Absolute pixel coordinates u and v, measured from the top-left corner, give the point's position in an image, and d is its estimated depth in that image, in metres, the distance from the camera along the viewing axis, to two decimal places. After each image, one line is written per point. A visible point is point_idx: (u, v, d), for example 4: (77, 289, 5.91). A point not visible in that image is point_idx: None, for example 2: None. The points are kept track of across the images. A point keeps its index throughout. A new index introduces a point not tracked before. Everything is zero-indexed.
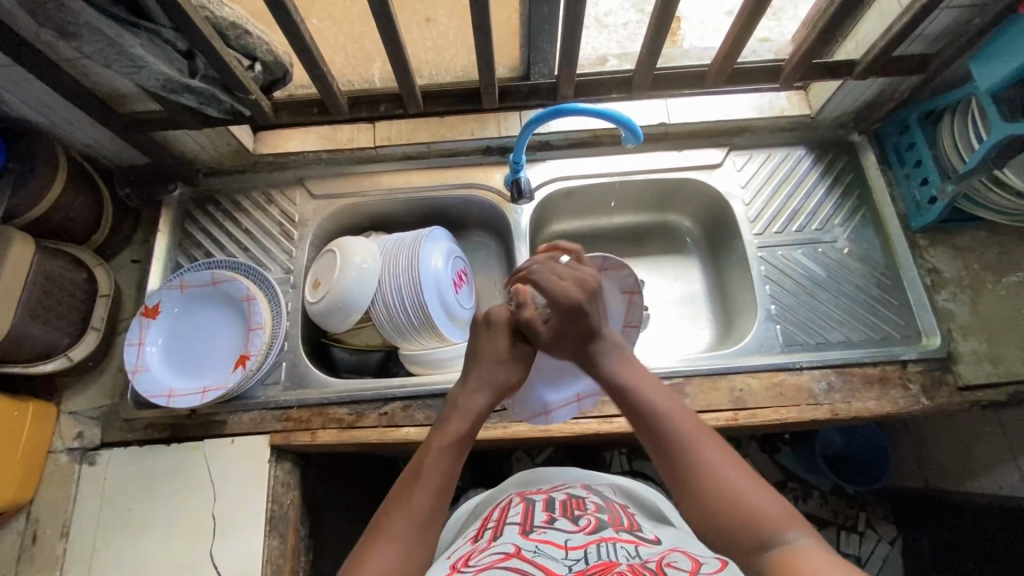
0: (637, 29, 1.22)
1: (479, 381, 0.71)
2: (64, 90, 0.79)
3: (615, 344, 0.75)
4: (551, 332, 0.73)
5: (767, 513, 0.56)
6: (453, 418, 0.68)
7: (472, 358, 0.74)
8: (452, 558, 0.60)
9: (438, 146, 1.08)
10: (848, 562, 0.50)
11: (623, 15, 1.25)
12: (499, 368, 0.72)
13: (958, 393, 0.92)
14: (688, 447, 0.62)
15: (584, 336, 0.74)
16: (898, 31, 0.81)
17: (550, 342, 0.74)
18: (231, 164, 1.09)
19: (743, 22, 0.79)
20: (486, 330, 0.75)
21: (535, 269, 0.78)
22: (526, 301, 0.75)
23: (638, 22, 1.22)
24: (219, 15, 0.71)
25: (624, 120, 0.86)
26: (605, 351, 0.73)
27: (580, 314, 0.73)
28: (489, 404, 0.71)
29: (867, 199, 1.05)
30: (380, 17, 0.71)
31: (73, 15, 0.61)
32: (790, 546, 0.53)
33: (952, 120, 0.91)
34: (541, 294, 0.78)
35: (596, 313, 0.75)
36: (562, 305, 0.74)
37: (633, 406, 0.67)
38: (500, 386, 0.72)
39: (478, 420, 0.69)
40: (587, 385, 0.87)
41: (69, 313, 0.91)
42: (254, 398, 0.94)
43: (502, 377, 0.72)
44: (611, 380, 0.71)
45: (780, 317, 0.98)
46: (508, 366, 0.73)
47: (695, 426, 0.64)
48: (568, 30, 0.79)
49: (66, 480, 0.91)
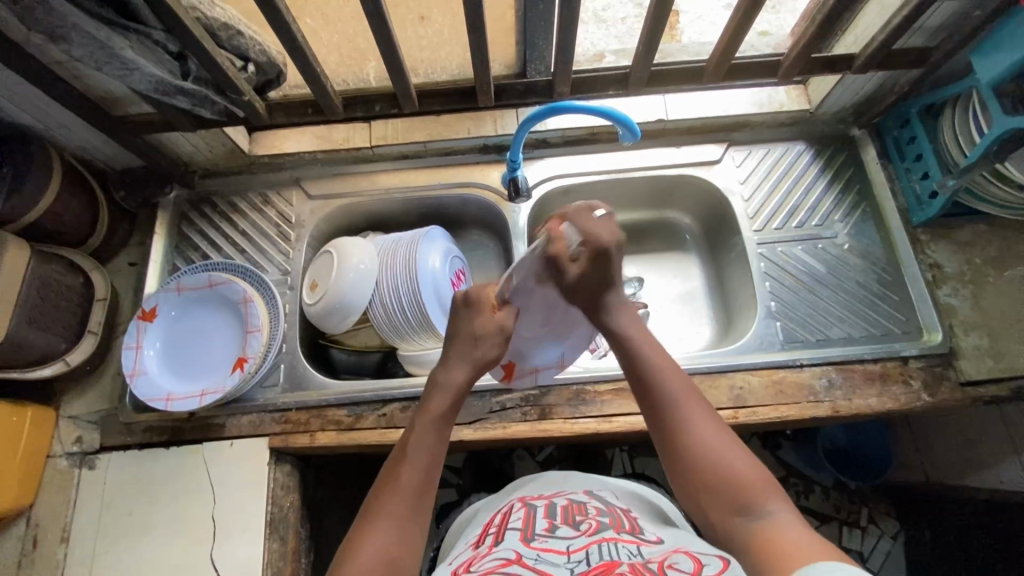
0: (634, 23, 1.22)
1: (460, 357, 0.71)
2: (55, 93, 0.78)
3: (620, 302, 0.75)
4: (579, 275, 0.71)
5: (746, 478, 0.60)
6: (436, 394, 0.70)
7: (453, 335, 0.74)
8: (455, 563, 0.61)
9: (434, 145, 1.07)
10: (817, 536, 0.53)
11: (621, 9, 1.24)
12: (478, 344, 0.72)
13: (959, 388, 0.91)
14: (677, 408, 0.66)
15: (596, 290, 0.73)
16: (898, 24, 0.79)
17: (571, 286, 0.73)
18: (227, 165, 1.08)
19: (741, 16, 0.78)
20: (467, 308, 0.74)
21: (570, 213, 0.72)
22: (559, 237, 0.70)
23: (635, 16, 1.21)
24: (210, 16, 0.71)
25: (620, 117, 0.85)
26: (614, 304, 0.74)
27: (605, 258, 0.71)
28: (470, 378, 0.72)
29: (867, 195, 1.04)
30: (373, 16, 0.70)
31: (62, 19, 0.61)
32: (767, 518, 0.57)
33: (953, 113, 0.90)
34: (576, 234, 0.72)
35: (617, 262, 0.73)
36: (591, 245, 0.71)
37: (631, 363, 0.71)
38: (483, 362, 0.72)
39: (459, 394, 0.70)
40: (564, 351, 0.87)
41: (66, 317, 0.91)
42: (252, 400, 0.94)
43: (490, 352, 0.72)
44: (613, 332, 0.73)
45: (780, 314, 0.98)
46: (489, 343, 0.72)
47: (686, 387, 0.68)
48: (563, 28, 0.78)
49: (66, 484, 0.91)
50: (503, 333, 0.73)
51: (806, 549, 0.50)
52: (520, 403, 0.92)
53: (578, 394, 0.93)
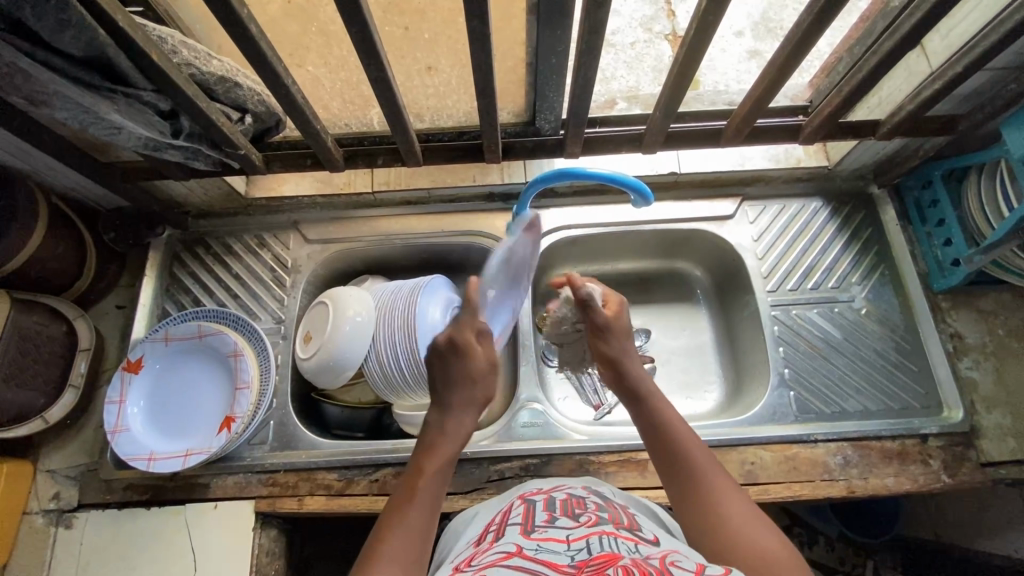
0: (644, 49, 1.20)
1: (464, 401, 0.68)
2: (42, 144, 0.75)
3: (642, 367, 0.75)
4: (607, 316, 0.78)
5: (765, 545, 0.52)
6: (442, 436, 0.66)
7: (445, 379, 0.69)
8: (454, 562, 0.54)
9: (438, 193, 1.04)
10: None
11: (630, 35, 1.22)
12: (474, 383, 0.69)
13: (980, 469, 0.87)
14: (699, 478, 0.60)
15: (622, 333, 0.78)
16: (929, 96, 0.76)
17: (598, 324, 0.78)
18: (222, 206, 1.04)
19: (765, 86, 0.74)
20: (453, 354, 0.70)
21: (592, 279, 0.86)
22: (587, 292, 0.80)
23: (645, 43, 1.20)
24: (206, 71, 0.67)
25: (632, 183, 0.82)
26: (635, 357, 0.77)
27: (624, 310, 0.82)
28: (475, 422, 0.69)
29: (885, 256, 1.00)
30: (377, 82, 0.67)
31: (43, 86, 0.59)
32: None
33: (979, 180, 0.86)
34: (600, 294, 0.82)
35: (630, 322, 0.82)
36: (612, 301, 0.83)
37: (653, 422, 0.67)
38: (484, 400, 0.70)
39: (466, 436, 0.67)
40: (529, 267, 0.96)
41: (47, 370, 0.87)
42: (239, 459, 0.90)
43: (488, 387, 0.70)
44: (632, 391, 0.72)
45: (794, 383, 0.94)
46: (488, 374, 0.70)
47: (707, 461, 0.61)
48: (578, 93, 0.75)
49: (41, 545, 0.87)
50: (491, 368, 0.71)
51: None
52: (519, 471, 0.89)
53: (582, 465, 0.89)
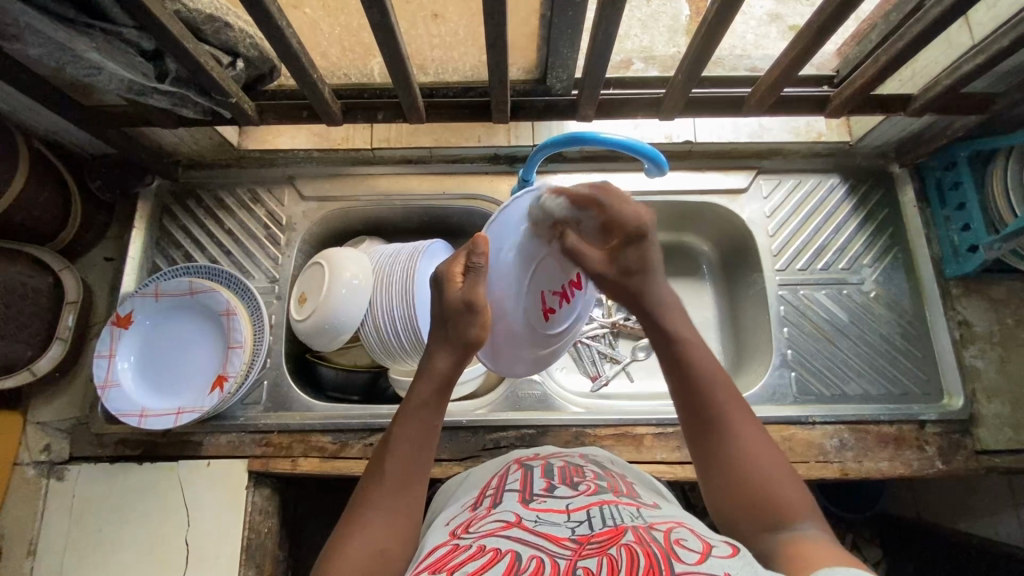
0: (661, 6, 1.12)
1: (442, 342, 0.62)
2: (18, 82, 0.69)
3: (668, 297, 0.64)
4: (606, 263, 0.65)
5: (787, 500, 0.51)
6: (419, 383, 0.61)
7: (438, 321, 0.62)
8: (450, 525, 0.54)
9: (440, 152, 0.99)
10: (853, 557, 0.44)
11: None
12: (451, 326, 0.61)
13: (974, 457, 0.87)
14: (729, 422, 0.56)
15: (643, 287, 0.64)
16: (969, 71, 0.71)
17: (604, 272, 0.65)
18: (214, 156, 0.99)
19: (794, 55, 0.70)
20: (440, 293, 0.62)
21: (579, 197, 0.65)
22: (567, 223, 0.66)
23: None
24: (193, 8, 0.61)
25: (647, 151, 0.76)
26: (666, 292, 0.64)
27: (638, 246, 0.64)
28: (457, 365, 0.62)
29: (900, 238, 0.97)
30: (379, 29, 0.62)
31: (13, 16, 0.54)
32: (805, 536, 0.48)
33: (1006, 164, 0.82)
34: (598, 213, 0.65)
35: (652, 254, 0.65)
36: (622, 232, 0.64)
37: (680, 368, 0.59)
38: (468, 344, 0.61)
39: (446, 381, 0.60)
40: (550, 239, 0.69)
41: (32, 322, 0.84)
42: (233, 419, 0.89)
43: (470, 329, 0.61)
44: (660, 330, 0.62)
45: (796, 364, 0.93)
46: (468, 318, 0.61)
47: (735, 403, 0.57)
48: (597, 50, 0.69)
49: (32, 495, 0.87)
50: (470, 308, 0.60)
51: (828, 560, 0.43)
52: (515, 442, 0.89)
53: (577, 437, 0.89)
